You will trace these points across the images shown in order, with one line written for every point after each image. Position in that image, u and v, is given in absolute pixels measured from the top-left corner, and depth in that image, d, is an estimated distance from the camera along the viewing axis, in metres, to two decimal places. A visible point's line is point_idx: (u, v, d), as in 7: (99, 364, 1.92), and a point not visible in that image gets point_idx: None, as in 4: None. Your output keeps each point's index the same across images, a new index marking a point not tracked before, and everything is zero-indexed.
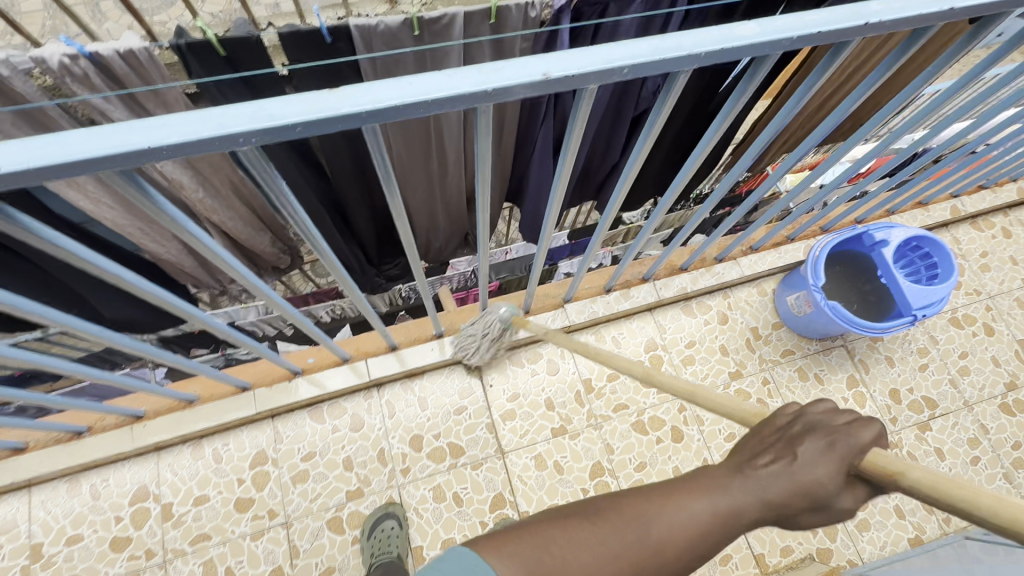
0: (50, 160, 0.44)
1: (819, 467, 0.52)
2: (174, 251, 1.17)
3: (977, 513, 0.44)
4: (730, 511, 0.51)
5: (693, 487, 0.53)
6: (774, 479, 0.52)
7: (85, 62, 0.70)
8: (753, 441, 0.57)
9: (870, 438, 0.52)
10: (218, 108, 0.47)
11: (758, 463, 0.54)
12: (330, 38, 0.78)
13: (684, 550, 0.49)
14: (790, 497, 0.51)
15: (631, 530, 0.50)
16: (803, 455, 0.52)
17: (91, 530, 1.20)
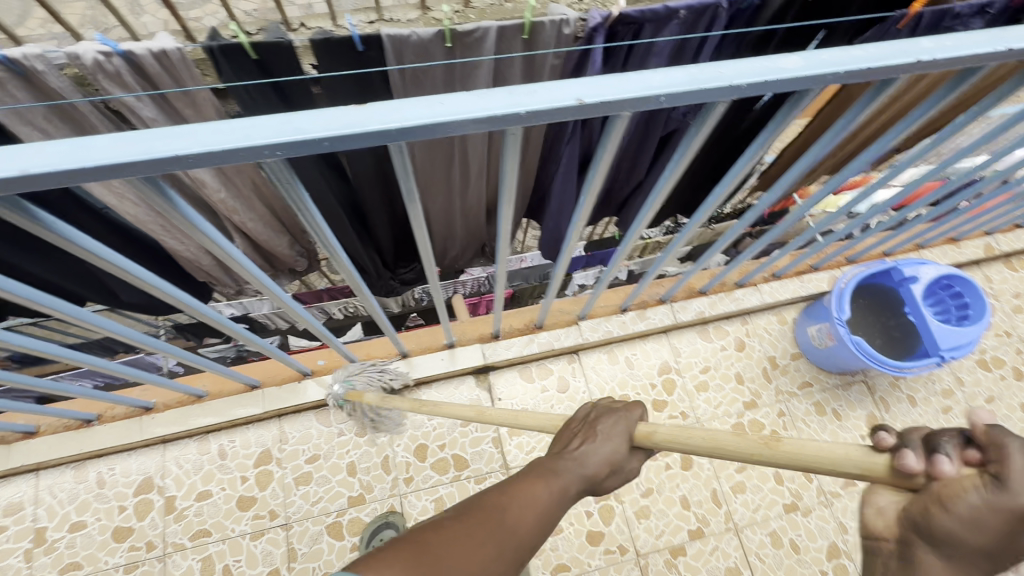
0: (73, 165, 0.44)
1: (617, 438, 0.70)
2: (194, 248, 1.17)
3: (704, 446, 0.58)
4: (563, 487, 0.64)
5: (532, 476, 0.65)
6: (587, 459, 0.67)
7: (119, 61, 0.69)
8: (564, 438, 0.72)
9: (638, 414, 0.74)
10: (244, 119, 0.46)
11: (572, 447, 0.70)
12: (362, 46, 0.77)
13: (534, 525, 0.58)
14: (601, 469, 0.68)
15: (496, 515, 0.56)
16: (603, 432, 0.71)
17: (95, 517, 1.21)
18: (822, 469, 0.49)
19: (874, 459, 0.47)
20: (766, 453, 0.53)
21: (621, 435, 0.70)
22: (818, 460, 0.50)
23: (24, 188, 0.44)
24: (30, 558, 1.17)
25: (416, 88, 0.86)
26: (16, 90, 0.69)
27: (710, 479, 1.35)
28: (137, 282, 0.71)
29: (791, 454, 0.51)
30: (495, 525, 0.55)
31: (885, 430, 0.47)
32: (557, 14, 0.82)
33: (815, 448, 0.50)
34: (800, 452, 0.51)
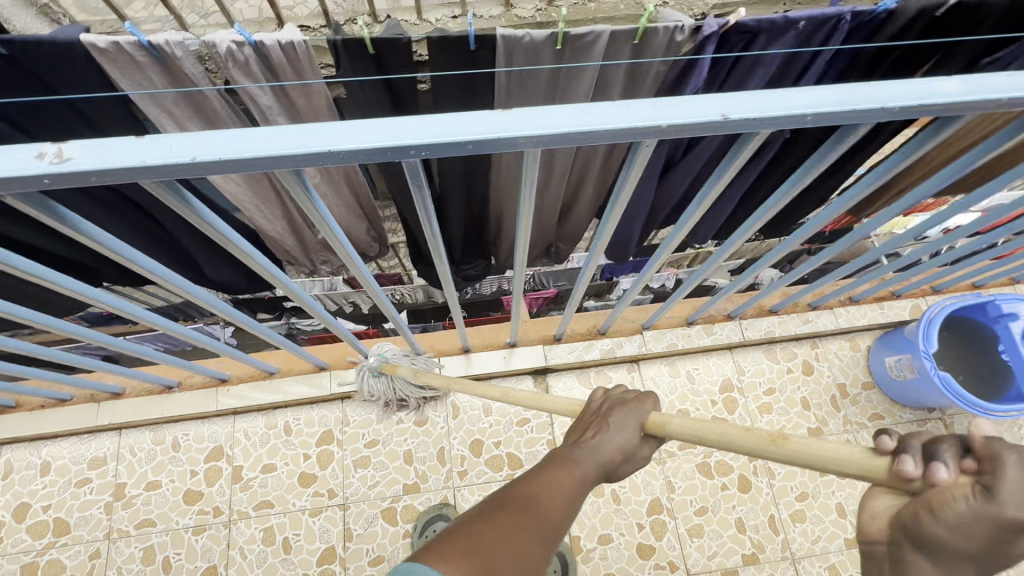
0: (239, 155, 0.45)
1: (630, 427, 0.63)
2: (280, 229, 1.21)
3: (710, 438, 0.55)
4: (584, 475, 0.56)
5: (547, 467, 0.56)
6: (602, 445, 0.60)
7: (249, 51, 0.72)
8: (576, 428, 0.65)
9: (649, 405, 0.67)
10: (395, 118, 0.47)
11: (585, 437, 0.62)
12: (474, 46, 0.77)
13: (563, 511, 0.50)
14: (615, 454, 0.60)
15: (528, 506, 0.48)
16: (615, 422, 0.63)
17: (168, 479, 1.28)
18: (825, 469, 0.47)
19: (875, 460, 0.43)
20: (775, 451, 0.50)
21: (633, 423, 0.63)
22: (824, 458, 0.47)
23: (186, 173, 0.46)
24: (109, 510, 1.24)
25: (517, 91, 0.87)
26: (154, 76, 0.74)
27: (768, 504, 1.31)
28: (249, 264, 0.73)
29: (799, 451, 0.49)
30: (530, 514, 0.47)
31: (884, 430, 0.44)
32: (672, 20, 0.80)
33: (821, 444, 0.47)
34: (808, 448, 0.48)
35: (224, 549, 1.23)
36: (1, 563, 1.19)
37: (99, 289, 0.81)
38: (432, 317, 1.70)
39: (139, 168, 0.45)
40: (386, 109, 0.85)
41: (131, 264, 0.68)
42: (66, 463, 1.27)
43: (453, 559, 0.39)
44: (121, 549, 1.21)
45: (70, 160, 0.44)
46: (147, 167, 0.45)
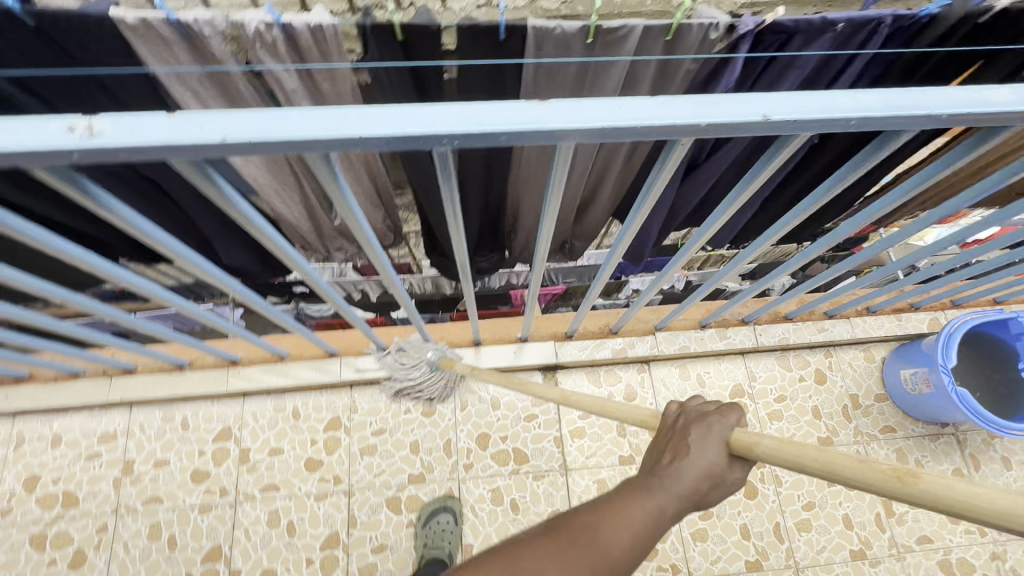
0: (269, 137, 0.45)
1: (712, 449, 0.56)
2: (297, 214, 1.20)
3: (815, 468, 0.45)
4: (661, 509, 0.53)
5: (623, 493, 0.56)
6: (682, 474, 0.54)
7: (278, 31, 0.71)
8: (655, 447, 0.60)
9: (734, 419, 0.58)
10: (429, 104, 0.46)
11: (663, 462, 0.57)
12: (504, 35, 0.76)
13: (627, 550, 0.51)
14: (700, 483, 0.54)
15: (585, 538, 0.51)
16: (694, 443, 0.57)
17: (177, 457, 1.28)
18: (972, 521, 0.37)
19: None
20: (898, 490, 0.40)
21: (715, 444, 0.55)
22: (965, 503, 0.36)
23: (214, 153, 0.46)
24: (118, 486, 1.25)
25: (544, 84, 0.86)
26: (181, 53, 0.73)
27: (774, 512, 1.30)
28: (269, 245, 0.73)
29: (930, 494, 0.38)
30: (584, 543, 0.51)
31: None
32: (707, 17, 0.78)
33: (966, 485, 0.37)
34: (944, 488, 0.38)
35: (229, 530, 1.23)
36: (11, 532, 1.20)
37: (118, 265, 0.81)
38: (439, 308, 1.68)
39: (168, 145, 0.44)
40: (413, 97, 0.84)
41: (151, 240, 0.68)
42: (76, 437, 1.28)
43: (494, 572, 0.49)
44: (128, 524, 1.23)
45: (99, 134, 0.43)
46: (176, 144, 0.44)
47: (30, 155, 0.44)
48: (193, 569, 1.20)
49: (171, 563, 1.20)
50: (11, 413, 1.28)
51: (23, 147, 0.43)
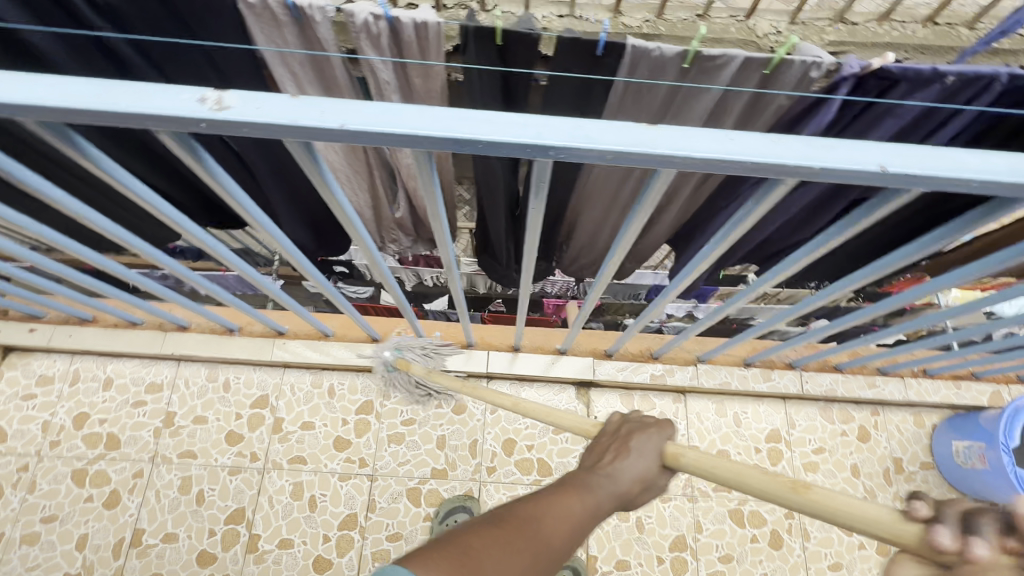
0: (383, 129, 0.46)
1: (649, 455, 0.62)
2: (361, 201, 1.22)
3: (728, 479, 0.53)
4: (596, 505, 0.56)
5: (561, 489, 0.56)
6: (620, 476, 0.59)
7: (384, 25, 0.73)
8: (596, 449, 0.64)
9: (671, 433, 0.66)
10: (539, 116, 0.46)
11: (603, 461, 0.61)
12: (602, 51, 0.76)
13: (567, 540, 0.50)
14: (633, 485, 0.59)
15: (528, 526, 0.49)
16: (635, 448, 0.63)
17: (215, 416, 1.33)
18: (847, 527, 0.45)
19: (904, 526, 0.40)
20: (793, 498, 0.48)
21: (655, 451, 0.61)
22: (843, 510, 0.45)
23: (326, 137, 0.47)
24: (157, 435, 1.30)
25: (629, 104, 0.85)
26: (289, 35, 0.75)
27: (798, 566, 1.26)
28: (346, 227, 0.74)
29: (817, 501, 0.47)
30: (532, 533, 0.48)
31: (921, 498, 0.41)
32: (810, 55, 0.77)
33: (844, 497, 0.46)
34: (828, 497, 0.46)
35: (255, 494, 1.27)
36: (56, 464, 1.26)
37: (200, 227, 0.85)
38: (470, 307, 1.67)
39: (286, 126, 0.46)
40: (498, 101, 0.85)
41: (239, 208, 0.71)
42: (127, 382, 1.34)
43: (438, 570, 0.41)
44: (162, 474, 1.27)
45: (227, 108, 0.45)
46: (292, 125, 0.46)
47: (160, 119, 0.46)
48: (216, 527, 1.24)
49: (197, 518, 1.24)
50: (70, 351, 1.35)
51: (155, 110, 0.45)
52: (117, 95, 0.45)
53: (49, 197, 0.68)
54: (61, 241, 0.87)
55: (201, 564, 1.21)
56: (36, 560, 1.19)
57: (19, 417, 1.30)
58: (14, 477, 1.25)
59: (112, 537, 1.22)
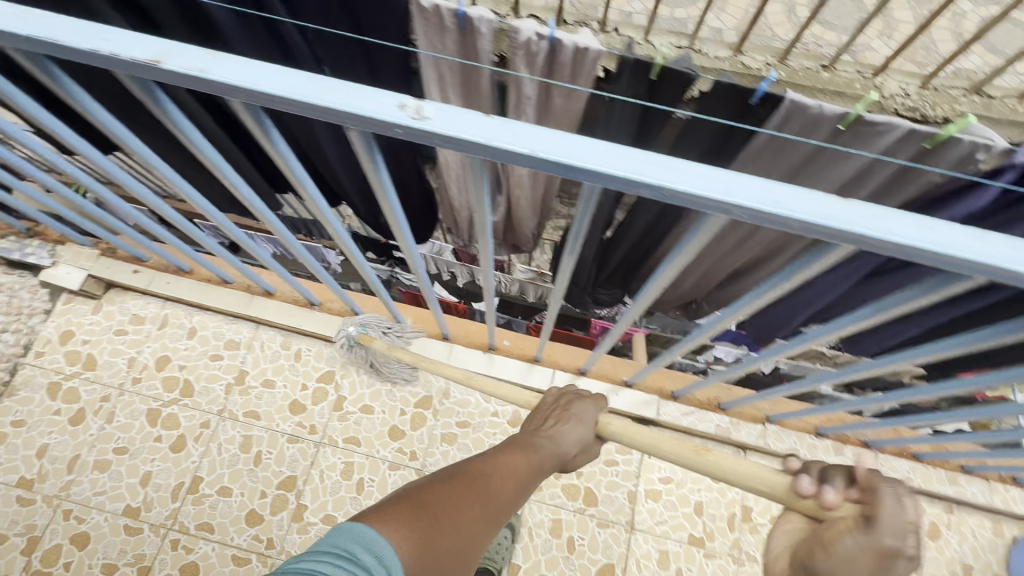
0: (574, 161, 0.46)
1: (583, 423, 0.89)
2: (462, 202, 1.24)
3: (653, 450, 0.75)
4: (537, 461, 0.79)
5: (508, 456, 0.76)
6: (559, 439, 0.85)
7: (546, 45, 0.73)
8: (542, 415, 0.93)
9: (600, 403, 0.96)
10: (731, 173, 0.46)
11: (548, 428, 0.87)
12: (756, 101, 0.74)
13: (512, 495, 0.70)
14: (571, 445, 0.86)
15: (479, 485, 0.66)
16: (574, 414, 0.90)
17: (282, 383, 1.37)
18: (739, 484, 0.65)
19: (779, 480, 0.62)
20: (697, 459, 0.69)
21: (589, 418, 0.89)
22: (740, 474, 0.65)
23: (515, 161, 0.47)
24: (229, 391, 1.36)
25: (759, 158, 0.84)
26: (449, 41, 0.77)
27: None
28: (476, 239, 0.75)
29: (714, 463, 0.68)
30: (479, 493, 0.65)
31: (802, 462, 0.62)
32: (981, 137, 0.73)
33: (736, 464, 0.66)
34: (725, 464, 0.67)
35: (308, 466, 1.30)
36: (134, 400, 1.34)
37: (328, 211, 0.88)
38: (518, 314, 1.66)
39: (480, 144, 0.46)
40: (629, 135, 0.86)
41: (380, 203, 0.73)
42: (209, 334, 1.40)
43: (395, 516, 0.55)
44: (226, 428, 1.33)
45: (427, 118, 0.47)
46: (486, 146, 0.46)
47: (362, 120, 0.48)
48: (268, 490, 1.28)
49: (252, 477, 1.29)
50: (163, 296, 1.42)
51: (359, 110, 0.47)
52: (327, 91, 0.47)
53: (214, 168, 0.72)
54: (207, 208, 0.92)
55: (249, 523, 1.25)
56: (104, 486, 1.26)
57: (109, 348, 1.38)
58: (96, 404, 1.33)
59: (173, 480, 1.27)
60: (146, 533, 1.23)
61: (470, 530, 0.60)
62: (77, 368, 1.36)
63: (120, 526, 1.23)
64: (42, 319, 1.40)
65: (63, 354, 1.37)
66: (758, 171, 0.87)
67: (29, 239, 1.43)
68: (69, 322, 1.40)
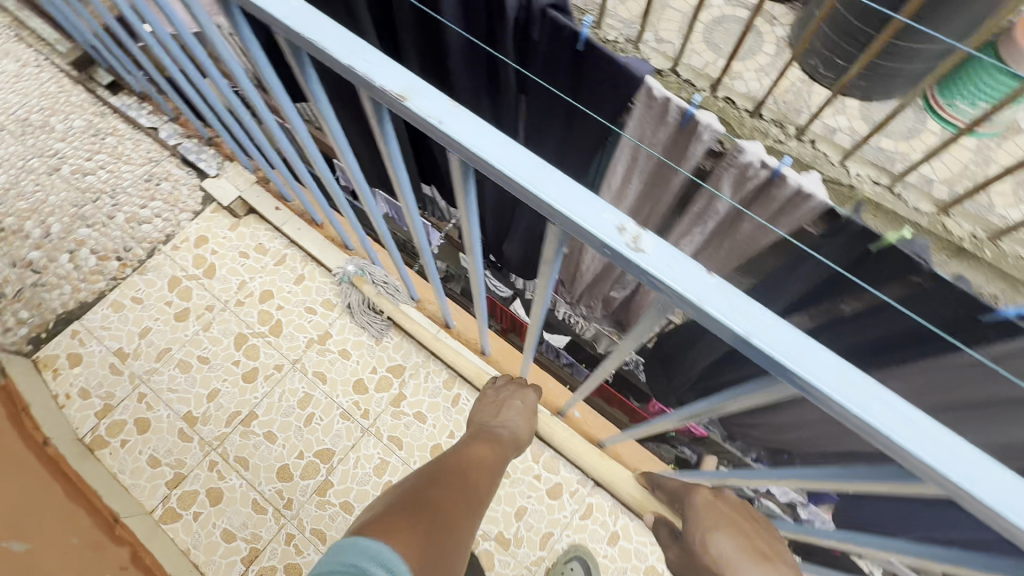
0: (793, 365, 0.40)
1: (526, 415, 1.16)
2: (592, 269, 1.20)
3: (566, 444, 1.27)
4: (495, 452, 1.02)
5: (469, 451, 0.98)
6: (508, 425, 1.13)
7: (766, 176, 0.66)
8: (490, 408, 1.18)
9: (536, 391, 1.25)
10: (975, 451, 0.38)
11: (498, 417, 1.14)
12: (986, 321, 0.64)
13: (485, 484, 0.92)
14: (520, 434, 1.14)
15: (453, 488, 0.82)
16: (516, 409, 1.17)
17: (357, 358, 1.41)
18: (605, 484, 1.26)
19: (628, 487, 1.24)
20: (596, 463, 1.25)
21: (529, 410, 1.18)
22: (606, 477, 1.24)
23: (716, 329, 0.42)
24: (309, 345, 1.41)
25: (943, 376, 0.73)
26: (660, 133, 0.72)
27: None
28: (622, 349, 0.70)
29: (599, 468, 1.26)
30: (455, 493, 0.82)
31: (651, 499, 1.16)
32: None
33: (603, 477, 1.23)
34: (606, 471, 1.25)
35: (348, 447, 1.32)
36: (231, 320, 1.43)
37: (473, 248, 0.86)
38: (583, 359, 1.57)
39: (690, 301, 0.42)
40: (802, 288, 0.79)
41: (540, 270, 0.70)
42: (313, 287, 1.47)
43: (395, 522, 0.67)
44: (294, 379, 1.38)
45: (642, 253, 0.42)
46: (691, 303, 0.42)
47: (572, 227, 0.45)
48: (305, 453, 1.31)
49: (297, 435, 1.33)
50: (289, 237, 1.51)
51: (572, 212, 0.44)
52: (548, 181, 0.45)
53: (394, 179, 0.73)
54: (368, 194, 0.97)
55: (279, 477, 1.29)
56: (178, 386, 1.36)
57: (229, 266, 1.48)
58: (201, 310, 1.43)
59: (233, 406, 1.35)
60: (194, 445, 1.30)
61: (456, 520, 0.75)
62: (199, 272, 1.47)
63: (176, 428, 1.32)
64: (188, 218, 1.53)
65: (192, 255, 1.49)
66: (934, 386, 0.76)
67: (207, 147, 1.58)
68: (207, 230, 1.52)
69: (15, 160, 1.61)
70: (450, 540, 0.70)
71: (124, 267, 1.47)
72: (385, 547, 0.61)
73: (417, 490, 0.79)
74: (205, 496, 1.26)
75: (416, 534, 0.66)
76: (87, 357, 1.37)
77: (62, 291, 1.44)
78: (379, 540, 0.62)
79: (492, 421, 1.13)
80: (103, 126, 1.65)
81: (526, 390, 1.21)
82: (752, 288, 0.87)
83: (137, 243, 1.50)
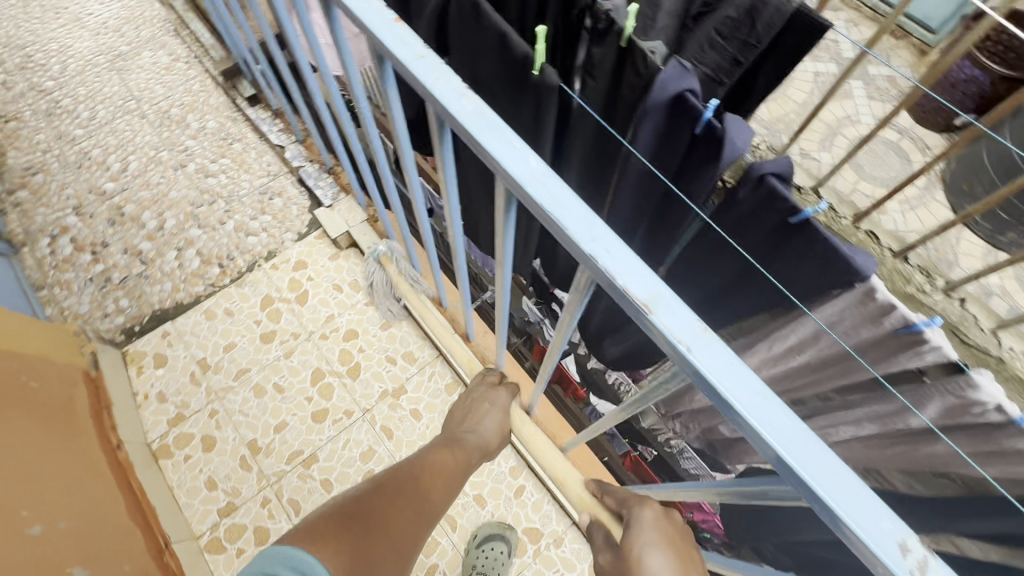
0: None
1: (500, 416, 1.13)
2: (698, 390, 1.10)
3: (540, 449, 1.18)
4: (462, 457, 0.98)
5: (437, 450, 0.95)
6: (481, 426, 1.09)
7: (995, 418, 0.58)
8: (463, 413, 1.13)
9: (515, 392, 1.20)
10: None
11: (468, 424, 1.09)
12: None
13: (443, 492, 0.86)
14: (490, 442, 1.09)
15: (403, 495, 0.76)
16: (486, 417, 1.11)
17: (427, 421, 1.36)
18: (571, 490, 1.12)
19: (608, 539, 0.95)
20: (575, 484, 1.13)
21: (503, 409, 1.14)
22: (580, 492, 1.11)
23: None
24: (382, 396, 1.38)
25: None
26: (866, 332, 0.64)
27: None
28: None
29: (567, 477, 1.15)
30: (404, 498, 0.75)
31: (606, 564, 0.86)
32: None
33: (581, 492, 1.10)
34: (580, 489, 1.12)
35: None
36: (312, 353, 1.41)
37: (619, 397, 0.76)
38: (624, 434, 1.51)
39: None
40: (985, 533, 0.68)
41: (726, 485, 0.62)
42: (397, 336, 1.44)
43: (331, 529, 0.61)
44: (360, 429, 1.34)
45: None
46: None
47: (829, 515, 0.41)
48: None
49: None
50: None
51: (815, 481, 0.40)
52: (799, 443, 0.40)
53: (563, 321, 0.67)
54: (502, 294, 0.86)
55: None
56: (249, 410, 1.35)
57: (321, 296, 1.48)
58: (286, 336, 1.43)
59: (296, 443, 1.32)
60: (252, 476, 1.28)
61: (400, 530, 0.69)
62: (292, 296, 1.47)
63: (238, 453, 1.30)
64: (292, 239, 1.55)
65: (289, 278, 1.50)
66: None
67: (326, 174, 1.59)
68: (308, 255, 1.53)
69: (147, 148, 1.68)
70: (388, 551, 0.64)
71: (223, 276, 1.49)
72: (312, 554, 0.55)
73: (361, 493, 0.72)
74: (252, 534, 1.23)
75: (348, 544, 0.59)
76: (171, 361, 1.38)
77: (163, 288, 1.47)
78: (306, 548, 0.55)
79: (460, 427, 1.08)
80: (233, 131, 1.70)
81: (495, 389, 1.16)
82: (919, 498, 0.76)
83: (240, 254, 1.52)
